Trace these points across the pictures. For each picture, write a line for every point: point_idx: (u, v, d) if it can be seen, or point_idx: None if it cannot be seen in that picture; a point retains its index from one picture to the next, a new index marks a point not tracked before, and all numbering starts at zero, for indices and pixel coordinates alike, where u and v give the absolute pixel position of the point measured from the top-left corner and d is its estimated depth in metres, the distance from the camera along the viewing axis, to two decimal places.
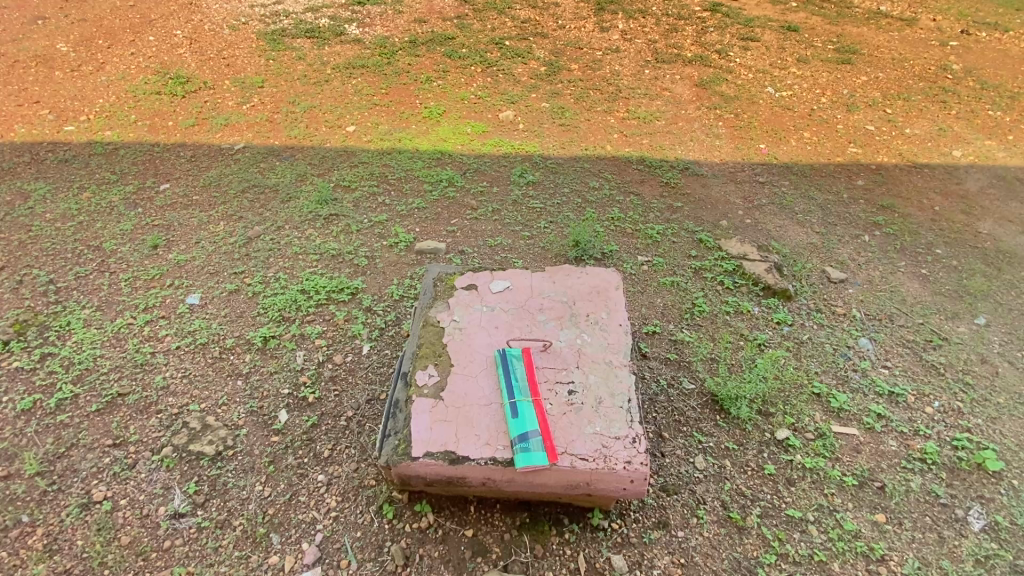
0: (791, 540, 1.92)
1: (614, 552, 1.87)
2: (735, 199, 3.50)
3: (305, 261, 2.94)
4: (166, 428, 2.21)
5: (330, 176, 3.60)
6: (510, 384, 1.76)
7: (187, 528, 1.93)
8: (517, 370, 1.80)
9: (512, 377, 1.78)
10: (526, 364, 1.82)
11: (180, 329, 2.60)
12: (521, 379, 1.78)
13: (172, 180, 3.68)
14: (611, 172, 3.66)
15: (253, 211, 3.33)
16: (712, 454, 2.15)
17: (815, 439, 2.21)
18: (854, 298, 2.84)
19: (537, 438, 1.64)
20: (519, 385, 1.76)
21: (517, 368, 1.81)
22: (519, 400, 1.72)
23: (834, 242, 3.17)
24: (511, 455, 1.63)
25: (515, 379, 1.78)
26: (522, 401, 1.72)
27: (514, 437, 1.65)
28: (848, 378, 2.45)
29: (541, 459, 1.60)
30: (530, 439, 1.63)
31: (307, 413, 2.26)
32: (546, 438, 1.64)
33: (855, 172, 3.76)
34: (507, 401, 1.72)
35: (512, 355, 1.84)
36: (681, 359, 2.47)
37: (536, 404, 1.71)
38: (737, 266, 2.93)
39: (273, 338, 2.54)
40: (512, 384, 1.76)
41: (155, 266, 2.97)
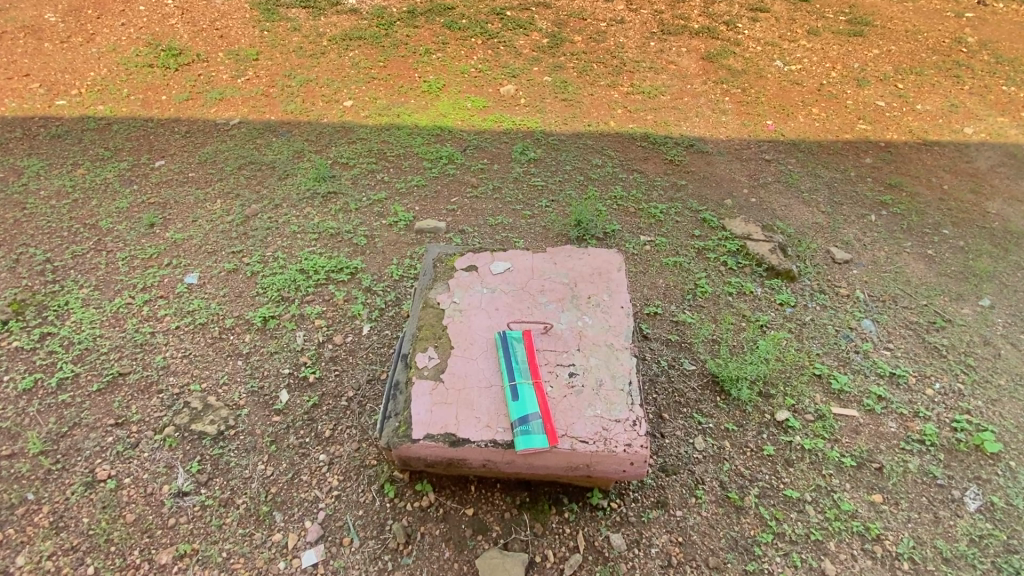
0: (788, 520, 1.94)
1: (612, 531, 1.90)
2: (739, 177, 3.44)
3: (303, 240, 2.91)
4: (167, 407, 2.22)
5: (328, 152, 3.53)
6: (511, 366, 1.76)
7: (191, 506, 1.95)
8: (517, 352, 1.79)
9: (513, 359, 1.77)
10: (527, 346, 1.80)
11: (179, 309, 2.59)
12: (522, 361, 1.77)
13: (167, 156, 3.62)
14: (615, 149, 3.59)
15: (250, 188, 3.28)
16: (712, 435, 2.15)
17: (815, 420, 2.21)
18: (858, 279, 2.82)
19: (537, 420, 1.63)
20: (519, 367, 1.76)
21: (517, 350, 1.80)
22: (520, 382, 1.71)
23: (840, 222, 3.13)
24: (511, 437, 1.63)
25: (516, 361, 1.77)
26: (523, 383, 1.71)
27: (515, 419, 1.64)
28: (849, 360, 2.44)
29: (541, 441, 1.60)
30: (530, 422, 1.63)
31: (308, 393, 2.27)
32: (546, 421, 1.63)
33: (863, 149, 3.69)
34: (508, 384, 1.71)
35: (513, 336, 1.83)
36: (682, 340, 2.46)
37: (538, 387, 1.70)
38: (741, 246, 2.89)
39: (273, 318, 2.53)
40: (513, 367, 1.75)
41: (152, 245, 2.94)
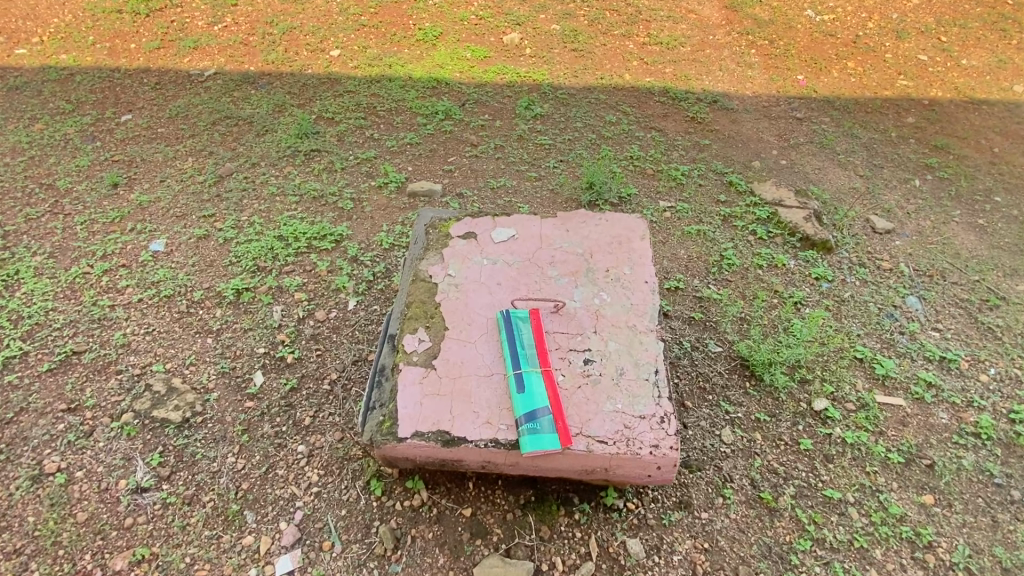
0: (828, 524, 1.71)
1: (629, 536, 1.66)
2: (768, 137, 3.11)
3: (282, 203, 2.60)
4: (127, 390, 1.96)
5: (312, 107, 3.18)
6: (517, 349, 1.49)
7: (151, 504, 1.73)
8: (525, 333, 1.53)
9: (520, 341, 1.51)
10: (535, 327, 1.53)
11: (142, 279, 2.31)
12: (530, 344, 1.50)
13: (134, 110, 3.26)
14: (630, 105, 3.24)
15: (224, 145, 2.94)
16: (741, 426, 1.91)
17: (857, 411, 1.96)
18: (901, 251, 2.52)
19: (548, 415, 1.38)
20: (527, 350, 1.49)
21: (524, 330, 1.53)
22: (528, 368, 1.45)
23: (880, 187, 2.82)
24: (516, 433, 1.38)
25: (522, 344, 1.50)
26: (532, 369, 1.45)
27: (522, 413, 1.39)
28: (894, 342, 2.18)
29: (551, 442, 1.35)
30: (540, 417, 1.38)
31: (285, 376, 2.01)
32: (558, 416, 1.39)
33: (905, 108, 3.33)
34: (514, 370, 1.45)
35: (519, 314, 1.56)
36: (707, 319, 2.19)
37: (549, 376, 1.45)
38: (772, 213, 2.59)
39: (247, 290, 2.25)
40: (519, 350, 1.49)
41: (114, 208, 2.63)
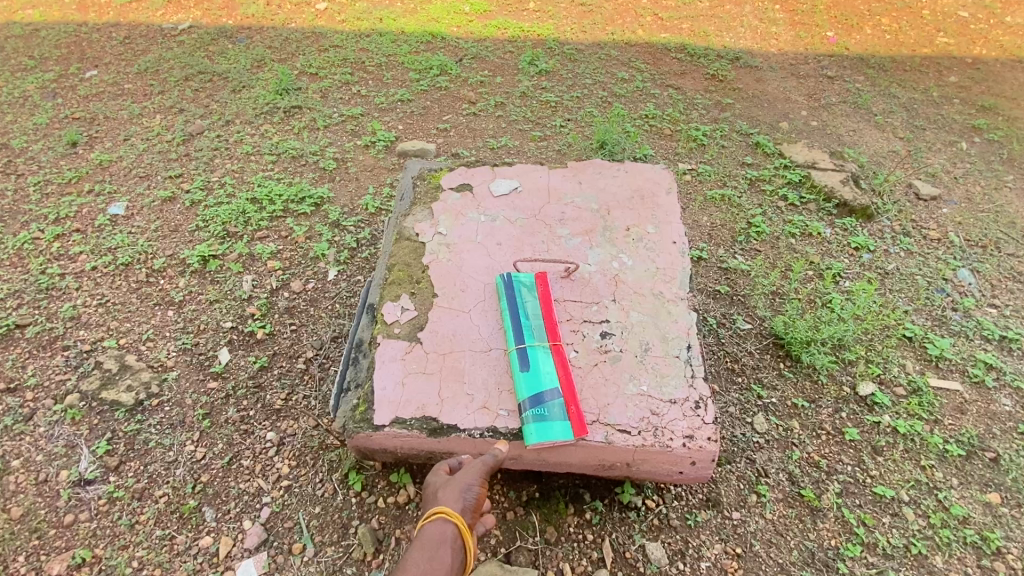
0: (880, 527, 1.47)
1: (649, 539, 1.42)
2: (797, 96, 2.82)
3: (258, 163, 2.33)
4: (74, 369, 1.72)
5: (294, 61, 2.89)
6: (522, 321, 1.26)
7: (95, 499, 1.49)
8: (531, 302, 1.30)
9: (525, 311, 1.28)
10: (543, 295, 1.31)
11: (98, 245, 2.05)
12: (537, 315, 1.27)
13: (100, 65, 2.97)
14: (645, 61, 2.95)
15: (196, 101, 2.66)
16: (776, 413, 1.66)
17: (908, 397, 1.71)
18: (949, 219, 2.26)
19: (559, 399, 1.16)
20: (534, 321, 1.27)
21: (530, 298, 1.30)
22: (536, 343, 1.23)
23: (923, 150, 2.54)
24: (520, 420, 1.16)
25: (528, 313, 1.28)
26: (540, 344, 1.23)
27: (528, 396, 1.16)
28: (946, 320, 1.92)
29: (562, 433, 1.12)
30: (549, 400, 1.15)
31: (255, 354, 1.76)
32: (571, 400, 1.16)
33: (946, 67, 3.03)
34: (519, 345, 1.23)
35: (525, 279, 1.34)
36: (734, 292, 1.93)
37: (561, 353, 1.22)
38: (805, 176, 2.32)
39: (214, 258, 2.00)
40: (524, 321, 1.26)
41: (71, 168, 2.37)
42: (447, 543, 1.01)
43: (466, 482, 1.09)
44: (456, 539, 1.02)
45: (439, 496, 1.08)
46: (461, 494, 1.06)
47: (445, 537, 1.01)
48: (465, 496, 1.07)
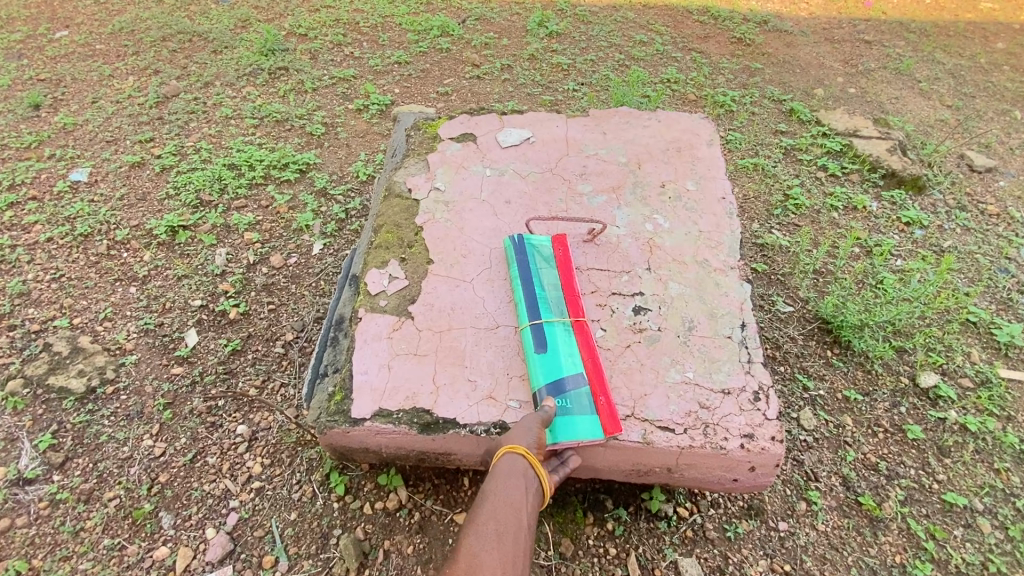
0: (952, 541, 1.25)
1: (682, 554, 1.20)
2: (831, 62, 2.57)
3: (238, 127, 2.10)
4: (19, 351, 1.50)
5: (282, 21, 2.65)
6: (536, 295, 1.06)
7: (34, 501, 1.28)
8: (547, 271, 1.09)
9: (541, 282, 1.08)
10: (562, 264, 1.11)
11: (56, 215, 1.83)
12: (556, 286, 1.08)
13: (72, 26, 2.73)
14: (664, 24, 2.70)
15: (174, 62, 2.43)
16: (825, 408, 1.44)
17: (976, 390, 1.49)
18: (1008, 193, 2.02)
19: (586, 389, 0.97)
20: (552, 294, 1.07)
21: (546, 268, 1.10)
22: (556, 320, 1.03)
23: (973, 119, 2.30)
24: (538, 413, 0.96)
25: (545, 285, 1.08)
26: (560, 322, 1.03)
27: (549, 386, 0.96)
28: (1013, 303, 1.69)
29: (590, 430, 0.93)
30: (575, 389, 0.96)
31: (227, 335, 1.54)
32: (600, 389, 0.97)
33: (993, 32, 2.78)
34: (535, 322, 1.02)
35: (541, 243, 1.13)
36: (772, 271, 1.71)
37: (586, 332, 1.03)
38: (846, 145, 2.08)
39: (184, 229, 1.77)
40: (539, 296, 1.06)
41: (32, 132, 2.14)
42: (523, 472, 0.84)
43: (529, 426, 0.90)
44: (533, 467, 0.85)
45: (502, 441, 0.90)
46: (523, 431, 0.88)
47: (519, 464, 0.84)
48: (527, 436, 0.88)
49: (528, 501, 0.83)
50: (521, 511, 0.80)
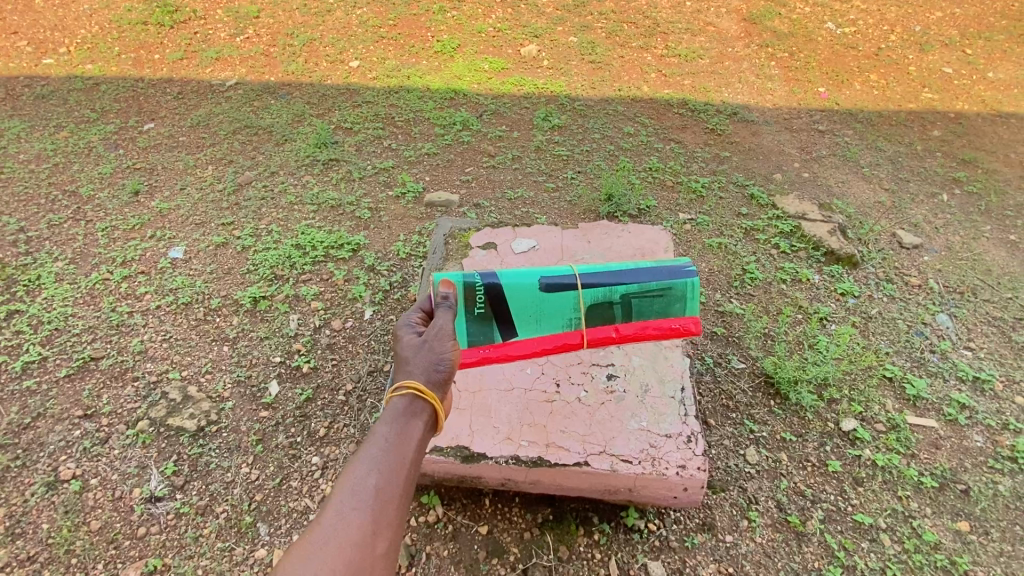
0: (859, 551, 1.64)
1: (650, 558, 1.60)
2: (790, 149, 3.06)
3: (301, 212, 2.61)
4: (143, 398, 1.96)
5: (331, 116, 3.20)
6: (624, 288, 1.44)
7: (164, 513, 1.71)
8: (653, 304, 1.47)
9: (637, 301, 1.45)
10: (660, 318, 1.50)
11: (161, 286, 2.31)
12: (630, 315, 1.47)
13: (157, 119, 3.30)
14: (649, 116, 3.23)
15: (245, 153, 2.97)
16: (766, 446, 1.84)
17: (887, 432, 1.89)
18: (930, 266, 2.45)
19: (496, 335, 1.47)
20: (623, 311, 1.46)
21: (659, 304, 1.47)
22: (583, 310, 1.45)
23: (907, 202, 2.75)
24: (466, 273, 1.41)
25: (633, 304, 1.46)
26: (580, 312, 1.44)
27: (502, 293, 1.42)
28: (924, 361, 2.10)
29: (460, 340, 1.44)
30: (502, 321, 1.44)
31: (301, 386, 1.99)
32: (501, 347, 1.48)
33: (930, 121, 3.27)
34: (584, 290, 1.42)
35: (688, 300, 1.49)
36: (729, 334, 2.14)
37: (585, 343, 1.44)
38: (796, 227, 2.54)
39: (264, 299, 2.25)
40: (623, 291, 1.44)
41: (134, 215, 2.65)
42: (421, 415, 1.15)
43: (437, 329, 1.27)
44: (431, 409, 1.17)
45: (411, 358, 1.22)
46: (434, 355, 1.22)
47: (420, 406, 1.16)
48: (435, 364, 1.21)
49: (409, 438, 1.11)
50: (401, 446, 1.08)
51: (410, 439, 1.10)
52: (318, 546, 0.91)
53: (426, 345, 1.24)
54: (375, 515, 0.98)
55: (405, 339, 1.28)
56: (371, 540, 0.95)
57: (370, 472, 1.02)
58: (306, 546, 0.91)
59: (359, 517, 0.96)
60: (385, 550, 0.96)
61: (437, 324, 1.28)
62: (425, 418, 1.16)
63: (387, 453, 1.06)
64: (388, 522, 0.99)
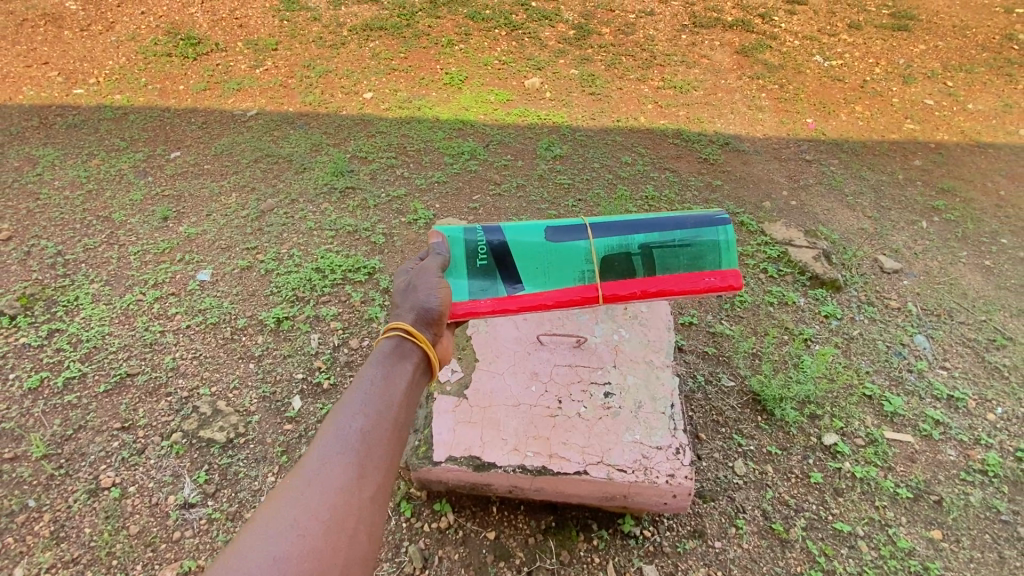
0: (839, 557, 1.77)
1: (645, 562, 1.74)
2: (779, 178, 3.25)
3: (319, 237, 2.79)
4: (176, 412, 2.12)
5: (346, 146, 3.41)
6: (642, 238, 1.58)
7: (197, 519, 1.86)
8: (679, 257, 1.60)
9: (657, 252, 1.59)
10: (693, 272, 1.62)
11: (190, 307, 2.49)
12: (648, 264, 1.59)
13: (183, 148, 3.50)
14: (645, 146, 3.43)
15: (266, 181, 3.16)
16: (753, 459, 1.99)
17: (866, 446, 2.04)
18: (909, 290, 2.61)
19: (503, 289, 1.60)
20: (644, 262, 1.59)
21: (685, 256, 1.60)
22: (597, 259, 1.58)
23: (888, 229, 2.92)
24: (469, 228, 1.61)
25: (654, 255, 1.59)
26: (593, 262, 1.57)
27: (506, 248, 1.59)
28: (902, 380, 2.25)
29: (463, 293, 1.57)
30: (510, 273, 1.58)
31: (322, 401, 2.15)
32: (510, 301, 1.59)
33: (912, 151, 3.47)
34: (596, 239, 1.57)
35: (723, 253, 1.61)
36: (720, 354, 2.30)
37: (602, 291, 1.55)
38: (783, 253, 2.72)
39: (286, 319, 2.42)
40: (642, 241, 1.58)
41: (164, 240, 2.83)
42: (403, 361, 1.28)
43: (426, 270, 1.49)
44: (416, 352, 1.31)
45: (403, 303, 1.42)
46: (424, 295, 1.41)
47: (406, 347, 1.31)
48: (424, 303, 1.40)
49: (400, 369, 1.27)
50: (390, 381, 1.23)
51: (392, 390, 1.21)
52: (306, 488, 1.01)
53: (413, 286, 1.45)
54: (360, 459, 1.08)
55: (399, 285, 1.51)
56: (356, 481, 1.04)
57: (353, 422, 1.12)
58: (294, 488, 1.01)
59: (343, 461, 1.06)
60: (371, 491, 1.05)
61: (424, 274, 1.48)
62: (408, 364, 1.29)
63: (368, 401, 1.17)
64: (372, 465, 1.08)
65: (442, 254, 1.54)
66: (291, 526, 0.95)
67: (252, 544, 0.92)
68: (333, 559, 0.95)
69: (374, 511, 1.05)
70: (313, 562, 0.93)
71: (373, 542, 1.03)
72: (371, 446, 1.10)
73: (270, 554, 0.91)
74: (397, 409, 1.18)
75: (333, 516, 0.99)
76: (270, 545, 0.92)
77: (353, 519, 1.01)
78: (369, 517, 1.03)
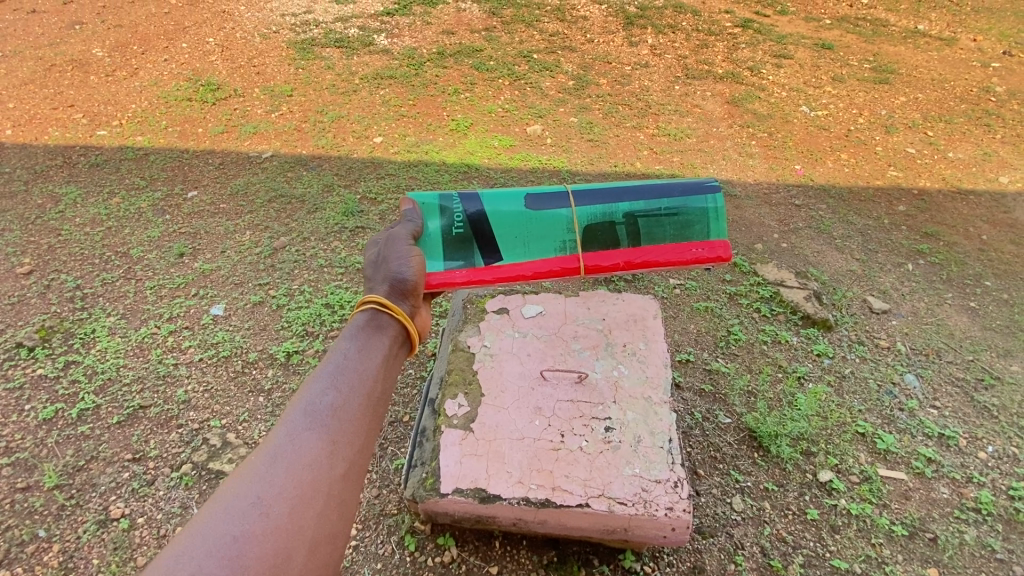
0: None
1: None
2: (770, 221, 3.39)
3: (329, 274, 2.91)
4: (186, 444, 2.18)
5: (357, 187, 3.57)
6: (627, 207, 1.51)
7: None
8: (666, 226, 1.53)
9: (643, 220, 1.52)
10: (681, 243, 1.55)
11: (203, 341, 2.57)
12: (634, 235, 1.53)
13: (200, 187, 3.66)
14: None
15: (279, 220, 3.30)
16: (751, 495, 2.03)
17: (860, 483, 2.08)
18: (898, 330, 2.71)
19: (479, 260, 1.54)
20: (629, 231, 1.52)
21: (674, 226, 1.53)
22: (580, 229, 1.51)
23: (876, 270, 3.05)
24: (443, 195, 1.56)
25: (641, 225, 1.52)
26: (575, 232, 1.50)
27: (481, 215, 1.52)
28: (894, 418, 2.31)
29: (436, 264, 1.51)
30: (486, 244, 1.53)
31: None
32: (486, 272, 1.54)
33: (896, 197, 3.64)
34: (579, 208, 1.50)
35: (712, 223, 1.55)
36: (716, 390, 2.37)
37: (583, 262, 1.49)
38: (775, 293, 2.82)
39: (296, 353, 2.49)
40: (626, 209, 1.51)
41: (180, 275, 2.94)
42: (378, 335, 1.26)
43: (396, 239, 1.45)
44: (392, 325, 1.30)
45: (375, 275, 1.38)
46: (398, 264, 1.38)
47: (382, 320, 1.29)
48: (397, 274, 1.36)
49: (376, 344, 1.25)
50: (365, 357, 1.21)
51: (366, 365, 1.19)
52: (271, 466, 0.99)
53: (384, 256, 1.41)
54: (330, 435, 1.06)
55: (370, 257, 1.46)
56: (326, 458, 1.03)
57: (323, 397, 1.10)
58: (260, 464, 0.99)
59: (311, 437, 1.04)
60: (342, 468, 1.04)
61: (397, 244, 1.43)
62: (383, 337, 1.27)
63: (340, 375, 1.15)
64: (343, 442, 1.07)
65: (414, 222, 1.50)
66: (253, 503, 0.93)
67: (213, 521, 0.90)
68: (299, 538, 0.94)
69: (345, 489, 1.03)
70: (278, 540, 0.92)
71: (344, 521, 1.01)
72: (342, 419, 1.09)
73: (233, 531, 0.90)
74: (371, 384, 1.17)
75: (299, 492, 0.97)
76: (231, 524, 0.90)
77: (322, 497, 0.99)
78: (340, 493, 1.02)
